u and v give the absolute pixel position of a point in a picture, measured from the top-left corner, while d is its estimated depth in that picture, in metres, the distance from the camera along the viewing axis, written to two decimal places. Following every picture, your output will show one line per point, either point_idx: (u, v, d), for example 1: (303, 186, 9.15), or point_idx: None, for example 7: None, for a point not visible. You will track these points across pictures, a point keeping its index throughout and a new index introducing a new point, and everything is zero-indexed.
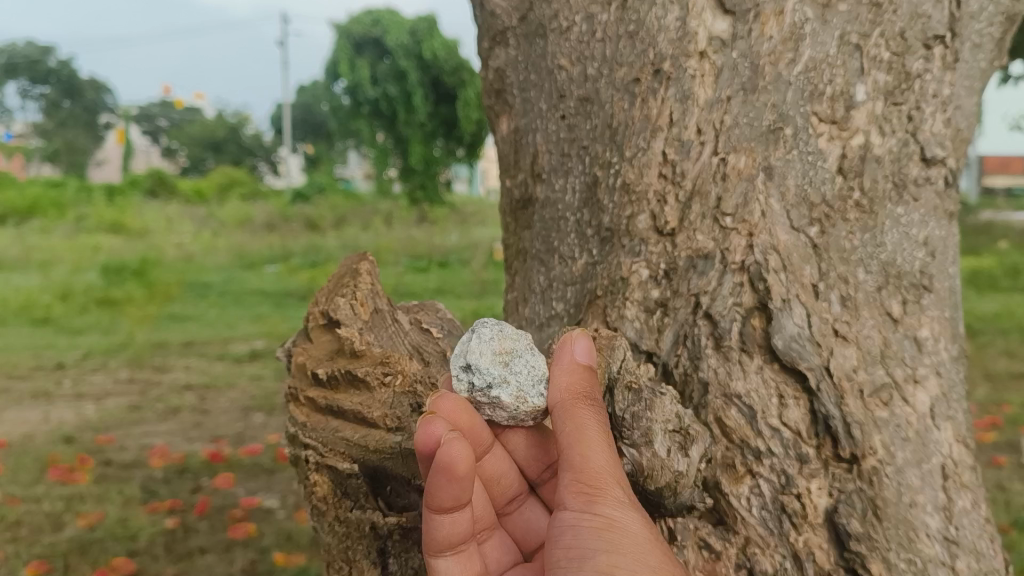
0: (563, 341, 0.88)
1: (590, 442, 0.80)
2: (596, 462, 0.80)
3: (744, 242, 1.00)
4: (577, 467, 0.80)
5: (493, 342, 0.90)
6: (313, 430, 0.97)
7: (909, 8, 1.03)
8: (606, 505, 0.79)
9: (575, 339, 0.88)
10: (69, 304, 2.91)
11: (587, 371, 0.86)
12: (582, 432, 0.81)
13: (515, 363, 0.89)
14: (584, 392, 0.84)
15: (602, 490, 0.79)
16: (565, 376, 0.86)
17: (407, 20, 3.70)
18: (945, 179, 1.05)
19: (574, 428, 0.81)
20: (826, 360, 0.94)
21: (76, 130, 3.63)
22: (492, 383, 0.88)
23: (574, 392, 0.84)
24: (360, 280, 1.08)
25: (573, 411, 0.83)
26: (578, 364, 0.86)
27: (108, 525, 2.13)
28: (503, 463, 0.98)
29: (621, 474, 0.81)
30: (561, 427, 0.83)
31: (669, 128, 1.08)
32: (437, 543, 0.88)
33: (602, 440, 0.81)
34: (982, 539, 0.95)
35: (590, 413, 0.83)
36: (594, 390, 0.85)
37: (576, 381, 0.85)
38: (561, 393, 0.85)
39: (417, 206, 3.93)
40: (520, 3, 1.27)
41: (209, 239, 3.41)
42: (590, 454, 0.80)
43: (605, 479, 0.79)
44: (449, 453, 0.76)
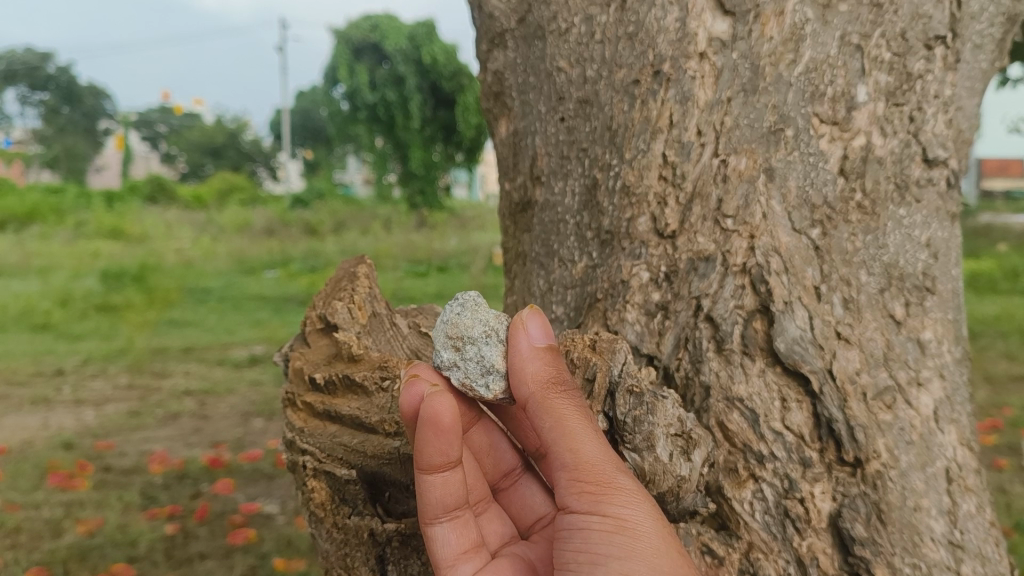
0: (517, 327, 0.87)
1: (578, 436, 0.78)
2: (590, 457, 0.78)
3: (745, 244, 0.99)
4: (573, 466, 0.78)
5: (450, 325, 0.90)
6: (311, 436, 0.95)
7: (910, 8, 1.02)
8: (612, 503, 0.77)
9: (527, 320, 0.87)
10: (68, 310, 2.89)
11: (548, 354, 0.84)
12: (565, 423, 0.79)
13: (467, 350, 0.88)
14: (555, 378, 0.82)
15: (603, 488, 0.77)
16: (527, 365, 0.83)
17: (406, 25, 3.70)
18: (948, 180, 1.04)
19: (557, 423, 0.79)
20: (829, 364, 0.93)
21: (76, 137, 3.63)
22: (443, 365, 0.89)
23: (543, 380, 0.82)
24: (358, 284, 1.08)
25: (548, 402, 0.80)
26: (538, 348, 0.85)
27: (108, 531, 2.12)
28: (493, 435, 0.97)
29: (617, 462, 0.79)
30: (541, 422, 0.80)
31: (669, 130, 1.07)
32: (433, 509, 0.84)
33: (589, 430, 0.79)
34: (987, 543, 0.94)
35: (567, 400, 0.80)
36: (564, 373, 0.83)
37: (545, 368, 0.83)
38: (529, 384, 0.83)
39: (417, 210, 3.91)
40: (519, 6, 1.27)
41: (208, 245, 3.40)
42: (582, 448, 0.78)
43: (603, 473, 0.77)
44: (434, 409, 0.75)
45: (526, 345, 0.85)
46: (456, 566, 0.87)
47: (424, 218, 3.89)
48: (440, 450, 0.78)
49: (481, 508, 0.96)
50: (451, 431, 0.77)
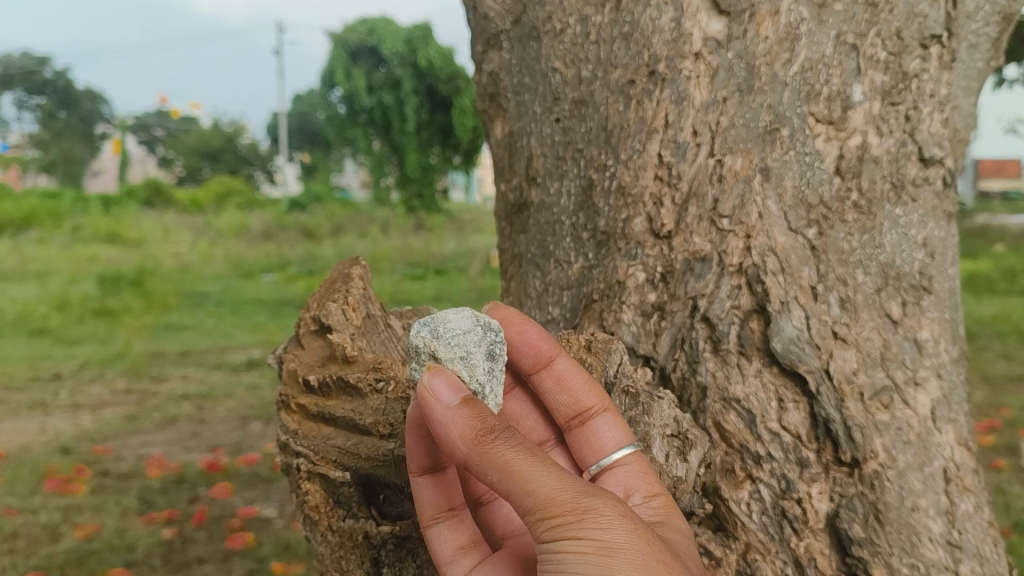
0: (423, 393, 0.75)
1: (527, 470, 0.67)
2: (547, 489, 0.67)
3: (741, 244, 0.98)
4: (534, 505, 0.67)
5: None
6: (305, 438, 0.94)
7: (905, 8, 1.02)
8: (585, 525, 0.66)
9: (430, 381, 0.76)
10: (65, 314, 2.88)
11: (466, 404, 0.73)
12: (508, 463, 0.68)
13: None
14: (481, 428, 0.71)
15: (569, 515, 0.67)
16: (449, 429, 0.73)
17: (403, 28, 3.69)
18: (944, 179, 1.04)
19: (501, 470, 0.68)
20: (826, 364, 0.93)
21: (72, 141, 3.58)
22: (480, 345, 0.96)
23: (471, 434, 0.71)
24: (352, 284, 1.07)
25: (485, 455, 0.69)
26: (451, 407, 0.73)
27: (105, 536, 2.12)
28: None
29: (576, 482, 0.69)
30: (488, 475, 0.70)
31: (664, 130, 1.07)
32: (428, 511, 0.85)
33: (535, 460, 0.68)
34: (986, 544, 0.94)
35: (505, 440, 0.70)
36: (489, 417, 0.72)
37: (468, 421, 0.72)
38: (460, 445, 0.72)
39: (414, 214, 3.88)
40: (513, 6, 1.26)
41: (206, 248, 3.36)
42: (535, 482, 0.67)
43: (564, 500, 0.67)
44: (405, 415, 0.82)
45: (437, 407, 0.74)
46: (454, 561, 0.85)
47: (422, 221, 3.89)
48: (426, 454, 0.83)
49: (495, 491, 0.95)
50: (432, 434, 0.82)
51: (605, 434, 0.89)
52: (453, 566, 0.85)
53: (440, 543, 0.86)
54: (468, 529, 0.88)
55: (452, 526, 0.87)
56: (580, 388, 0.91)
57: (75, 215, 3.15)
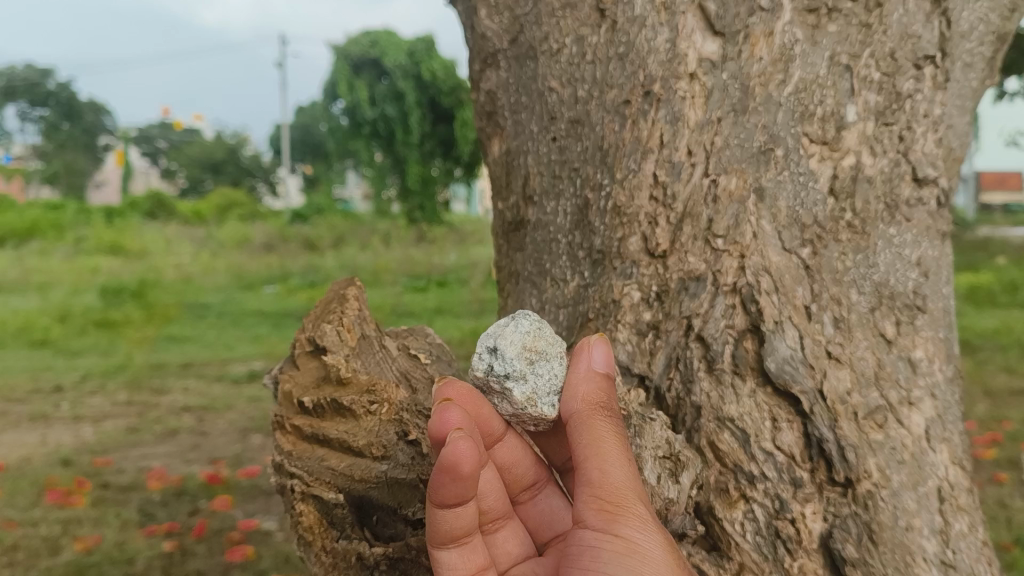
0: (583, 347, 0.88)
1: (609, 455, 0.78)
2: (615, 477, 0.77)
3: (735, 264, 0.99)
4: (597, 483, 0.77)
5: (526, 337, 0.91)
6: (299, 460, 0.94)
7: (898, 29, 1.03)
8: (626, 524, 0.75)
9: (591, 345, 0.88)
10: (67, 327, 2.88)
11: (605, 378, 0.86)
12: (600, 439, 0.79)
13: (538, 366, 0.90)
14: (602, 403, 0.83)
15: (621, 508, 0.76)
16: (580, 385, 0.85)
17: (405, 41, 3.70)
18: (938, 199, 1.05)
19: (592, 440, 0.79)
20: (819, 383, 0.94)
21: (76, 152, 3.55)
22: (510, 375, 0.88)
23: (592, 402, 0.83)
24: (347, 305, 1.05)
25: (589, 421, 0.81)
26: (596, 373, 0.86)
27: (105, 549, 2.14)
28: (517, 451, 0.95)
29: (641, 488, 0.78)
30: (579, 438, 0.81)
31: (659, 150, 1.07)
32: (441, 537, 0.80)
33: (622, 453, 0.79)
34: (979, 563, 0.94)
35: (608, 423, 0.81)
36: (612, 400, 0.84)
37: (593, 390, 0.84)
38: (578, 403, 0.84)
39: (416, 225, 3.84)
40: (511, 26, 1.27)
41: (208, 259, 3.32)
42: (608, 467, 0.77)
43: (625, 495, 0.76)
44: (454, 453, 0.71)
45: (585, 365, 0.87)
46: None
47: (424, 233, 3.84)
48: (455, 493, 0.74)
49: (494, 527, 0.95)
50: (469, 476, 0.72)
51: None
52: None
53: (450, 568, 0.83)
54: (479, 558, 0.87)
55: (463, 551, 0.84)
56: None
57: (78, 227, 3.16)
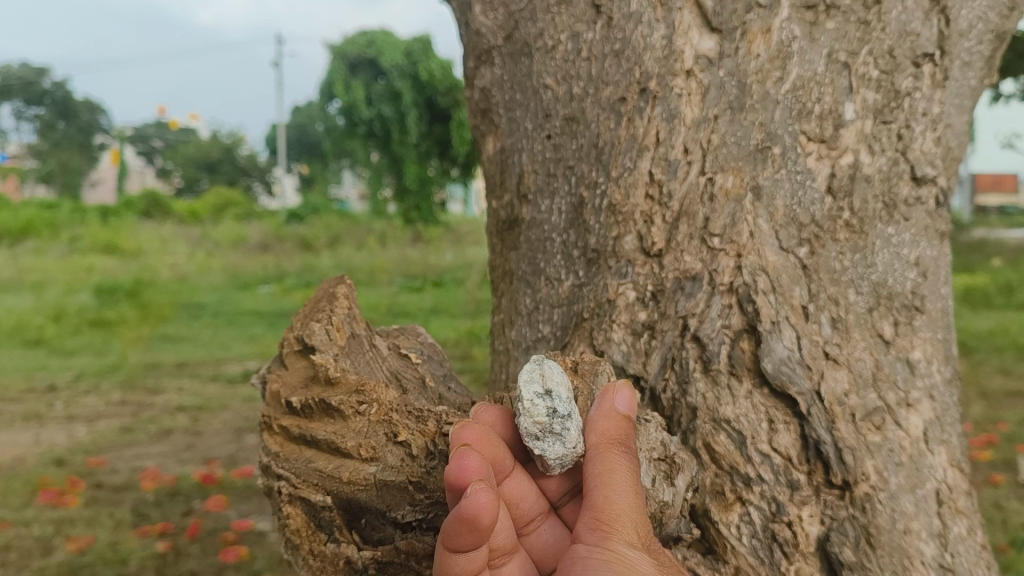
0: (607, 390, 0.88)
1: (619, 485, 0.78)
2: (620, 503, 0.77)
3: (732, 263, 0.98)
4: (600, 505, 0.77)
5: (563, 380, 0.89)
6: (286, 461, 0.93)
7: (898, 26, 1.02)
8: (620, 542, 0.75)
9: (618, 387, 0.89)
10: (61, 326, 2.86)
11: (625, 418, 0.86)
12: (611, 468, 0.80)
13: (573, 407, 0.88)
14: (618, 439, 0.83)
15: (619, 533, 0.76)
16: (600, 420, 0.86)
17: (402, 41, 3.72)
18: (936, 198, 1.04)
19: (604, 470, 0.80)
20: (817, 385, 0.92)
21: (71, 151, 3.47)
22: (569, 414, 0.85)
23: (608, 437, 0.84)
24: (337, 304, 1.03)
25: (604, 453, 0.82)
26: (618, 412, 0.86)
27: (98, 549, 2.14)
28: (519, 482, 0.90)
29: (645, 525, 0.78)
30: (590, 466, 0.82)
31: (655, 148, 1.05)
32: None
33: (630, 486, 0.79)
34: (979, 567, 0.92)
35: (622, 457, 0.81)
36: (629, 439, 0.84)
37: (610, 425, 0.85)
38: (595, 436, 0.84)
39: (412, 225, 3.77)
40: (506, 23, 1.26)
41: (203, 260, 3.28)
42: (614, 494, 0.78)
43: (626, 522, 0.76)
44: (474, 507, 0.70)
45: (609, 403, 0.87)
46: None
47: (420, 233, 3.75)
48: (472, 541, 0.74)
49: (501, 559, 0.88)
50: (486, 529, 0.72)
51: None
52: None
53: None
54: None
55: None
56: None
57: (72, 227, 3.13)
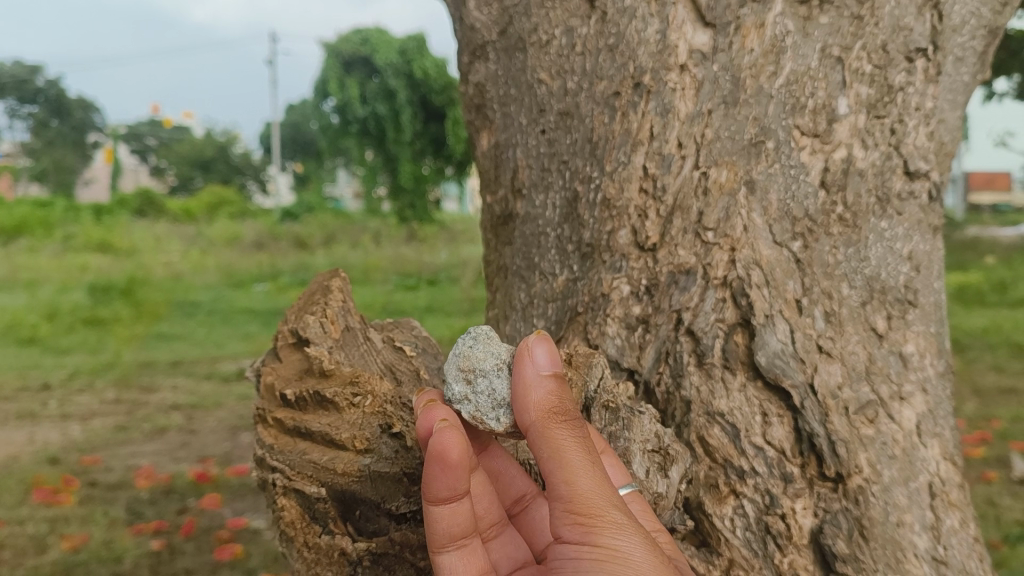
0: (522, 354, 0.78)
1: (574, 467, 0.71)
2: (584, 489, 0.71)
3: (726, 257, 0.98)
4: (567, 497, 0.72)
5: (459, 359, 0.83)
6: (281, 453, 0.93)
7: (891, 21, 1.03)
8: (604, 534, 0.71)
9: (531, 345, 0.78)
10: (55, 324, 2.84)
11: (554, 379, 0.76)
12: (562, 450, 0.72)
13: (477, 383, 0.82)
14: (557, 408, 0.74)
15: (595, 521, 0.71)
16: (529, 391, 0.76)
17: (396, 39, 3.70)
18: (929, 193, 1.04)
19: (554, 454, 0.72)
20: (810, 377, 0.93)
21: (64, 150, 3.48)
22: (454, 400, 0.83)
23: (544, 409, 0.74)
24: (331, 296, 1.03)
25: (547, 432, 0.73)
26: (543, 376, 0.76)
27: (93, 547, 2.14)
28: (503, 461, 0.92)
29: (616, 494, 0.73)
30: (539, 452, 0.74)
31: (650, 143, 1.06)
32: (440, 539, 0.81)
33: (588, 462, 0.72)
34: (971, 559, 0.93)
35: (568, 429, 0.73)
36: (569, 403, 0.75)
37: (548, 394, 0.75)
38: (530, 411, 0.75)
39: (406, 224, 3.80)
40: (499, 18, 1.25)
41: (198, 258, 3.28)
42: (575, 479, 0.71)
43: (597, 506, 0.71)
44: (439, 441, 0.72)
45: (530, 369, 0.77)
46: None
47: (415, 231, 3.79)
48: (449, 485, 0.75)
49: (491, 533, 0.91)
50: (459, 466, 0.74)
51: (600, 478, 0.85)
52: None
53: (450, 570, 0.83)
54: (479, 561, 0.85)
55: (464, 554, 0.84)
56: None
57: (66, 224, 3.12)
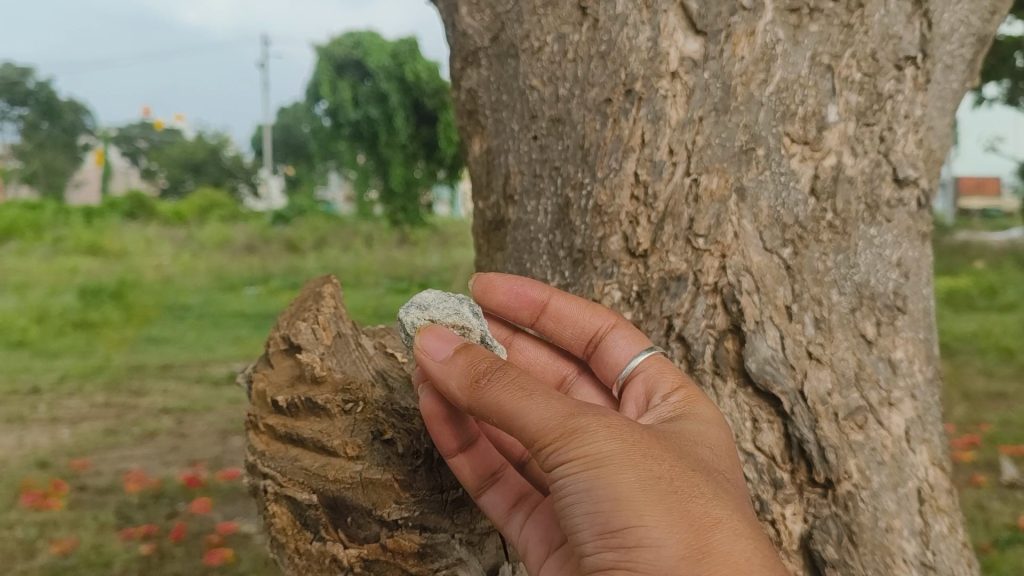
0: (420, 357, 0.84)
1: (516, 404, 0.72)
2: (534, 415, 0.71)
3: (716, 263, 0.99)
4: (528, 436, 0.71)
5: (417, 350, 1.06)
6: (272, 460, 0.93)
7: (880, 29, 1.04)
8: (570, 443, 0.68)
9: (424, 344, 0.85)
10: (44, 328, 2.82)
11: (463, 355, 0.81)
12: (501, 403, 0.73)
13: None
14: (476, 374, 0.77)
15: (557, 437, 0.69)
16: (450, 379, 0.80)
17: (389, 42, 3.65)
18: (918, 200, 1.05)
19: (498, 408, 0.73)
20: (800, 383, 0.93)
21: (55, 152, 3.28)
22: None
23: (466, 381, 0.78)
24: (323, 303, 1.04)
25: (481, 397, 0.76)
26: (448, 361, 0.81)
27: (82, 551, 2.12)
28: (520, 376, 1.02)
29: (567, 403, 0.71)
30: (489, 418, 0.75)
31: (641, 149, 1.06)
32: (473, 482, 0.87)
33: (525, 394, 0.72)
34: (960, 564, 0.93)
35: (494, 381, 0.75)
36: (484, 363, 0.78)
37: (462, 370, 0.79)
38: (464, 395, 0.78)
39: (399, 228, 3.74)
40: (491, 24, 1.25)
41: (188, 260, 3.23)
42: (523, 409, 0.71)
43: (552, 424, 0.70)
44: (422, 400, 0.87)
45: (433, 365, 0.83)
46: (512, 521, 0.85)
47: (406, 235, 3.72)
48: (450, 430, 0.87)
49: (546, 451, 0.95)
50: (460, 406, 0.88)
51: (618, 348, 0.96)
52: (512, 523, 0.85)
53: (493, 506, 0.87)
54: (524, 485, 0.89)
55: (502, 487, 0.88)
56: (582, 314, 1.00)
57: (56, 227, 3.06)
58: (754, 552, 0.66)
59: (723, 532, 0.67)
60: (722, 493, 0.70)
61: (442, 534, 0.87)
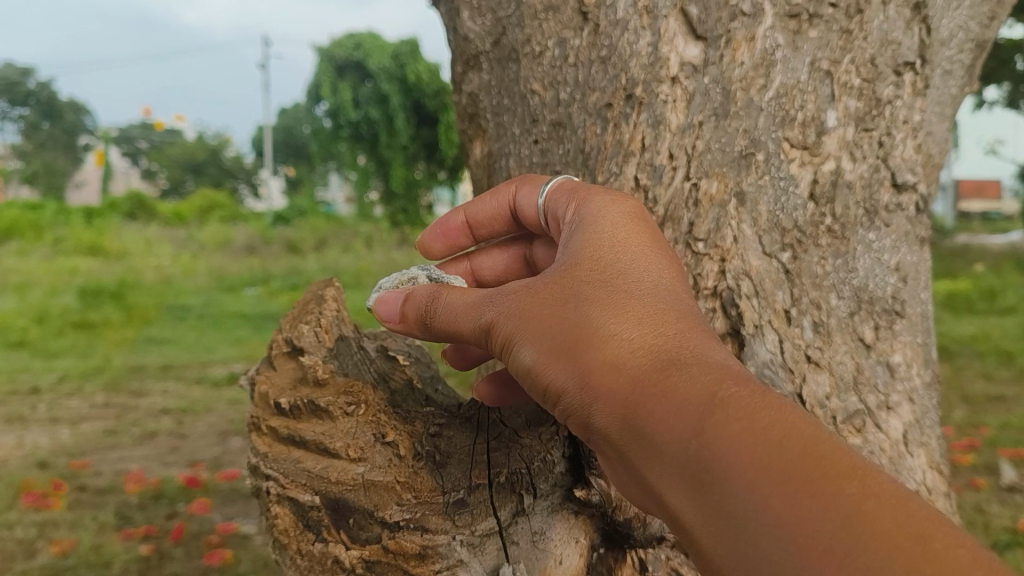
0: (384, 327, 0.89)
1: (452, 330, 0.79)
2: (463, 329, 0.77)
3: (716, 268, 0.99)
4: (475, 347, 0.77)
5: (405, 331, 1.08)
6: (275, 461, 0.94)
7: (880, 35, 1.04)
8: (492, 339, 0.74)
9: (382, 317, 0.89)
10: (44, 327, 2.88)
11: (406, 304, 0.85)
12: (448, 335, 0.80)
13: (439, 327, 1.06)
14: (421, 316, 0.83)
15: (485, 338, 0.75)
16: (415, 335, 0.85)
17: (390, 44, 3.71)
18: (917, 205, 1.07)
19: (449, 339, 0.80)
20: (798, 387, 0.95)
21: (55, 153, 3.65)
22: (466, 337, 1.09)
23: (419, 325, 0.84)
24: (325, 306, 1.06)
25: (435, 337, 0.82)
26: (398, 318, 0.86)
27: (81, 552, 2.10)
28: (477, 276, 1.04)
29: (481, 301, 0.77)
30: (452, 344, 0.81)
31: (641, 153, 1.05)
32: None
33: (455, 318, 0.79)
34: None
35: (431, 319, 0.81)
36: (419, 302, 0.83)
37: (413, 316, 0.84)
38: (430, 336, 0.84)
39: (398, 229, 3.82)
40: (493, 27, 1.23)
41: (187, 261, 3.42)
42: (458, 332, 0.78)
43: (476, 329, 0.76)
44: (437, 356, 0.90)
45: (391, 326, 0.87)
46: None
47: (406, 235, 3.80)
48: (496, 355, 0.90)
49: None
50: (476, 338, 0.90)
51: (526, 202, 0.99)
52: None
53: None
54: None
55: None
56: (496, 202, 1.05)
57: (56, 227, 3.25)
58: (656, 349, 0.65)
59: (624, 339, 0.66)
60: (635, 303, 0.69)
61: (444, 535, 0.85)
